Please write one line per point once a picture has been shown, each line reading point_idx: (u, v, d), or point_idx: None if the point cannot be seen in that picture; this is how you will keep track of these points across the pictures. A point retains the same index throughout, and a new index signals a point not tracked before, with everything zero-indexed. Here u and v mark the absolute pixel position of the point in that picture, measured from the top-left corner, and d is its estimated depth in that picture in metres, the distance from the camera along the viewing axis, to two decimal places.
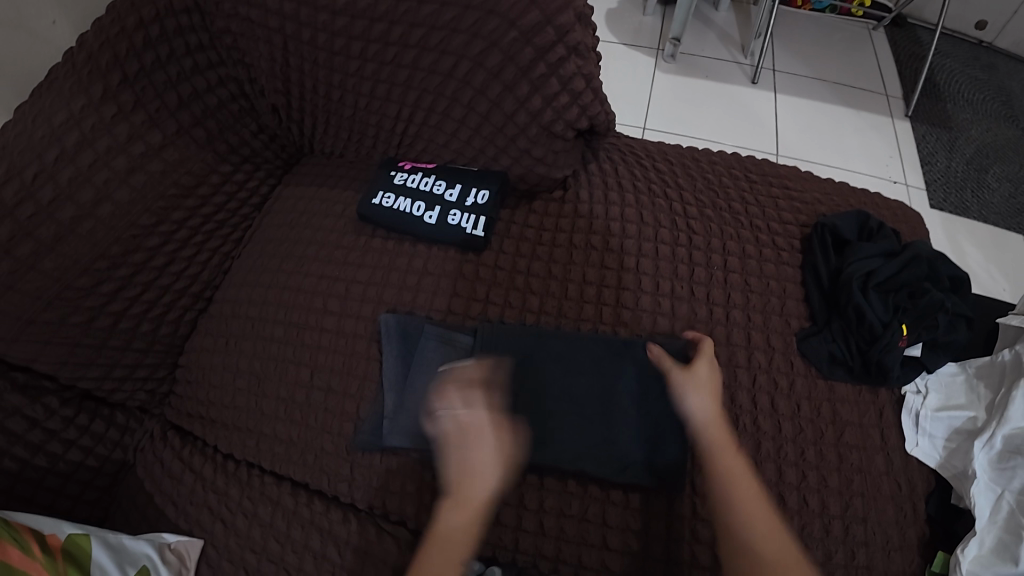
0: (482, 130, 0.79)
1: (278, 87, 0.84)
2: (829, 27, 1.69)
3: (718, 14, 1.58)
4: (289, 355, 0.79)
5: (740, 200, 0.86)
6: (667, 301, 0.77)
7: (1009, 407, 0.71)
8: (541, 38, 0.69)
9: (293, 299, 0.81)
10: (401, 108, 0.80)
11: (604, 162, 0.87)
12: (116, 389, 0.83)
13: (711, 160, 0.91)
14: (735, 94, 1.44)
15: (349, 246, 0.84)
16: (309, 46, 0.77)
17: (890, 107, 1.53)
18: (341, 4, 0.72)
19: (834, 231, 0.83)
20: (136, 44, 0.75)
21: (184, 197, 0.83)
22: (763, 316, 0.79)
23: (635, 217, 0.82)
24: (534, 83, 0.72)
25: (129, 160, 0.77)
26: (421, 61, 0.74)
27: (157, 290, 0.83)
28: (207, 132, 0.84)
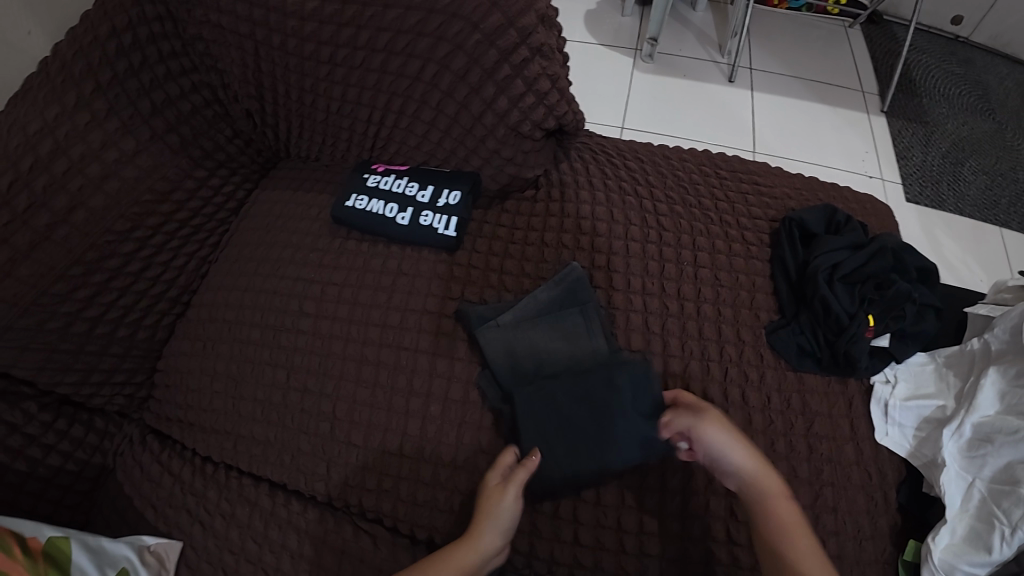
0: (452, 132, 0.80)
1: (251, 91, 0.85)
2: (806, 25, 1.71)
3: (696, 14, 1.60)
4: (266, 356, 0.80)
5: (711, 196, 0.87)
6: (639, 298, 0.78)
7: (978, 395, 0.72)
8: (504, 40, 0.70)
9: (269, 301, 0.82)
10: (372, 111, 0.81)
11: (575, 161, 0.88)
12: (94, 394, 0.83)
13: (683, 157, 0.93)
14: (713, 92, 1.45)
15: (324, 249, 0.85)
16: (279, 51, 0.78)
17: (867, 103, 1.55)
18: (308, 10, 0.73)
19: (801, 225, 0.84)
20: (109, 53, 0.76)
21: (159, 202, 0.82)
22: (732, 310, 0.80)
23: (607, 215, 0.83)
24: (499, 85, 0.73)
25: (103, 166, 0.77)
26: (389, 65, 0.75)
27: (133, 296, 0.83)
28: (181, 138, 0.85)
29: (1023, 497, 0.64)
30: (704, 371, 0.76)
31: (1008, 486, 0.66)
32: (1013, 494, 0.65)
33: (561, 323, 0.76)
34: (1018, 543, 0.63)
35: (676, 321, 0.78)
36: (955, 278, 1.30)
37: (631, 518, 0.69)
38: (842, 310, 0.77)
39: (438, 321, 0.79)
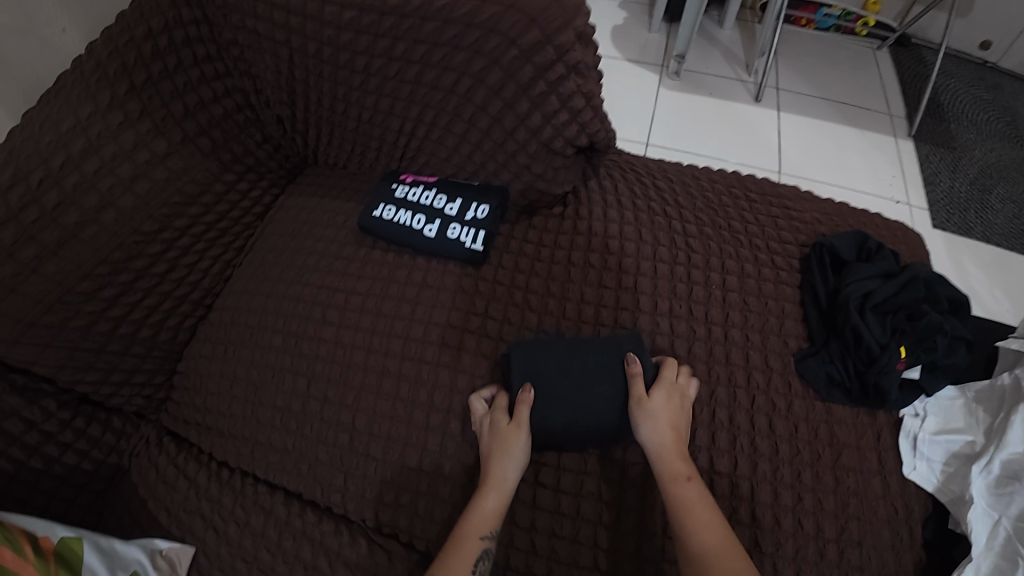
0: (482, 146, 0.79)
1: (283, 98, 0.85)
2: (834, 46, 1.70)
3: (723, 33, 1.59)
4: (286, 364, 0.79)
5: (740, 219, 0.86)
6: (666, 320, 0.77)
7: (1008, 431, 0.70)
8: (541, 56, 0.69)
9: (292, 308, 0.82)
10: (404, 122, 0.81)
11: (604, 178, 0.87)
12: (113, 393, 0.83)
13: (713, 177, 0.91)
14: (739, 111, 1.44)
15: (349, 257, 0.84)
16: (314, 59, 0.78)
17: (894, 126, 1.54)
18: (345, 20, 0.73)
19: (833, 252, 0.83)
20: (143, 54, 0.77)
21: (188, 205, 0.83)
22: (761, 335, 0.79)
23: (635, 234, 0.82)
24: (534, 101, 0.72)
25: (134, 167, 0.77)
26: (424, 76, 0.75)
27: (157, 297, 0.83)
28: (213, 141, 0.85)
29: None
30: (729, 397, 0.75)
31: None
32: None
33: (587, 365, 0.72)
34: None
35: (702, 345, 0.77)
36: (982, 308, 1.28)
37: (651, 546, 0.66)
38: (873, 340, 0.75)
39: (457, 336, 0.77)
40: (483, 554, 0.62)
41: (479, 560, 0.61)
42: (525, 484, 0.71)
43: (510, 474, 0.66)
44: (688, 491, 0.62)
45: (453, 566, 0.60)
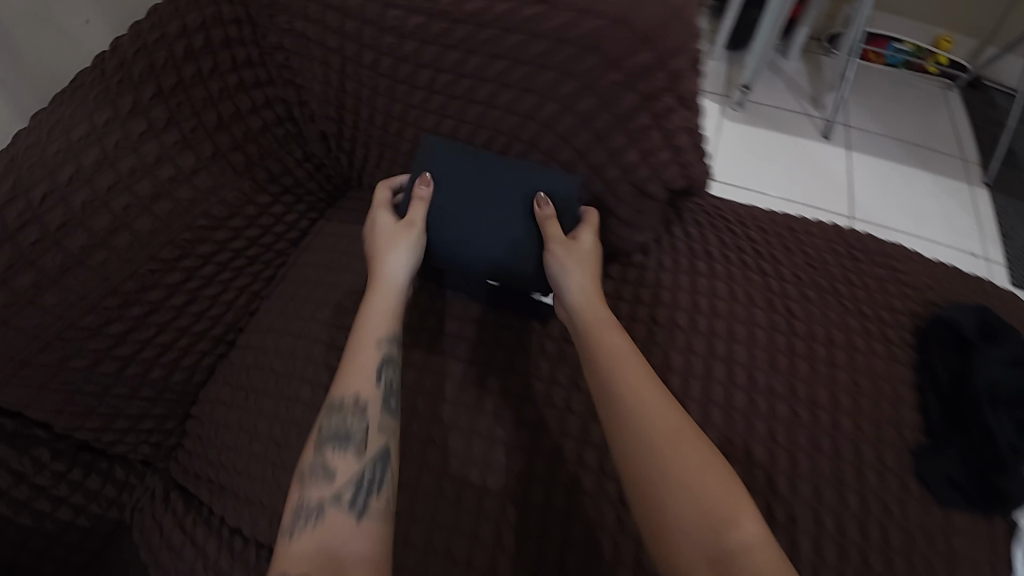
0: (560, 182, 0.67)
1: (330, 112, 0.75)
2: (902, 83, 1.59)
3: (788, 64, 1.49)
4: (315, 421, 0.68)
5: (844, 281, 0.75)
6: (764, 398, 0.66)
7: None
8: (646, 83, 0.57)
9: (326, 355, 0.71)
10: (468, 148, 0.70)
11: (690, 225, 0.76)
12: (117, 441, 0.72)
13: (811, 229, 0.80)
14: (807, 148, 1.33)
15: None
16: (370, 70, 0.68)
17: (968, 173, 1.42)
18: (411, 27, 0.63)
19: (954, 328, 0.69)
20: (176, 54, 0.67)
21: (214, 228, 0.72)
22: (874, 422, 0.68)
23: (727, 292, 0.71)
24: (631, 134, 0.60)
25: (155, 184, 0.67)
26: (498, 98, 0.64)
27: (174, 332, 0.72)
28: (247, 157, 0.74)
29: None
30: (840, 499, 0.63)
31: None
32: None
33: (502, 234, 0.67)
34: None
35: (808, 431, 0.66)
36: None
37: None
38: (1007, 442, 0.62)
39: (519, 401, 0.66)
40: (335, 414, 0.57)
41: (334, 449, 0.55)
42: None
43: (406, 265, 0.65)
44: (648, 424, 0.51)
45: (347, 380, 0.58)
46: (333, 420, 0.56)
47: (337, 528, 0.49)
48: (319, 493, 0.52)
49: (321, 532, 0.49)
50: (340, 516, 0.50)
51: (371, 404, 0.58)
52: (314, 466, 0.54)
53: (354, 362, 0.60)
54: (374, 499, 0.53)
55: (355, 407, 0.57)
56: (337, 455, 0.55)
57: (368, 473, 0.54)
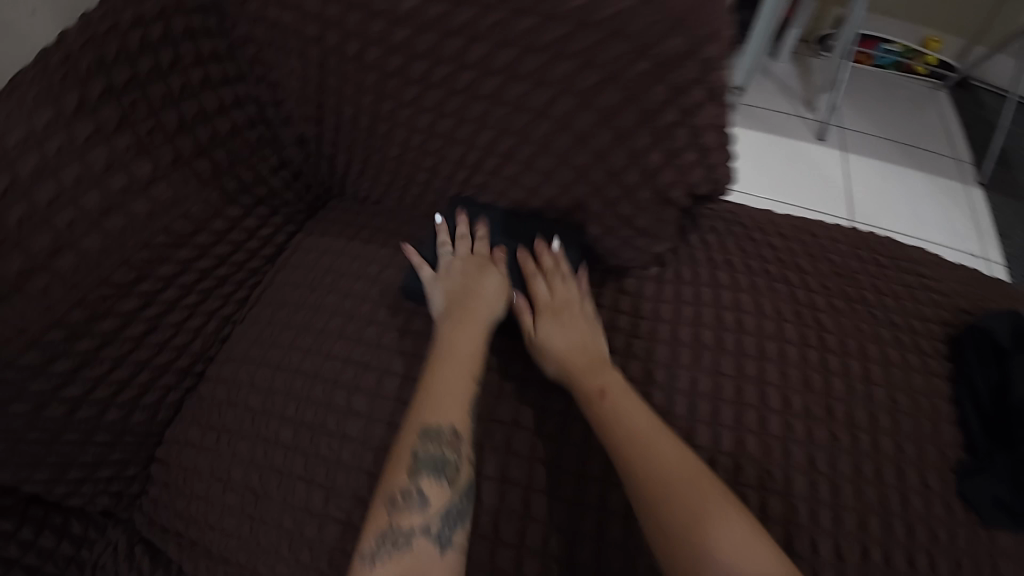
0: (574, 189, 0.60)
1: (309, 112, 0.67)
2: (891, 83, 1.57)
3: (777, 65, 1.46)
4: (299, 466, 0.60)
5: (874, 290, 0.70)
6: (801, 424, 0.59)
7: None
8: (679, 74, 0.50)
9: (310, 389, 0.63)
10: (467, 151, 0.62)
11: (707, 234, 0.71)
12: (73, 492, 0.62)
13: (833, 235, 0.75)
14: (804, 149, 1.30)
15: (384, 323, 0.66)
16: (355, 62, 0.60)
17: (962, 173, 1.41)
18: (405, 12, 0.55)
19: (989, 336, 0.63)
20: (131, 46, 0.57)
21: (177, 246, 0.63)
22: (915, 446, 0.60)
23: (753, 305, 0.65)
24: (658, 133, 0.54)
25: (104, 198, 0.57)
26: (504, 92, 0.56)
27: (134, 366, 0.63)
28: (214, 164, 0.65)
29: None
30: (888, 532, 0.55)
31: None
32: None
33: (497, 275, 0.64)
34: None
35: (850, 458, 0.58)
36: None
37: None
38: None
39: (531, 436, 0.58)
40: (432, 442, 0.49)
41: (429, 477, 0.48)
42: None
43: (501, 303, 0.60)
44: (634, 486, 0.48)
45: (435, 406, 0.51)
46: (429, 447, 0.49)
47: (426, 560, 0.44)
48: (414, 520, 0.46)
49: (409, 559, 0.44)
50: (428, 544, 0.45)
51: (465, 439, 0.51)
52: (406, 492, 0.47)
53: (450, 386, 0.52)
54: (459, 532, 0.48)
55: (453, 439, 0.50)
56: (431, 483, 0.48)
57: (455, 505, 0.48)
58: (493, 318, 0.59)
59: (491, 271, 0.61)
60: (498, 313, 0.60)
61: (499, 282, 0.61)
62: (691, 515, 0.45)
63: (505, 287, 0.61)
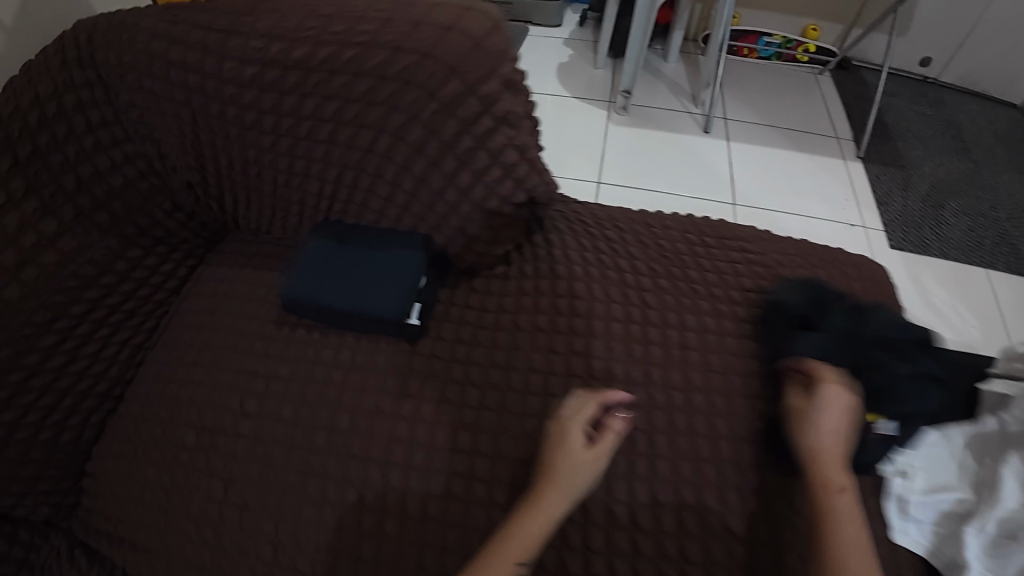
0: (410, 208, 0.73)
1: (190, 161, 0.77)
2: (778, 74, 1.76)
3: (669, 65, 1.69)
4: (201, 465, 0.69)
5: (695, 267, 0.80)
6: (620, 388, 0.69)
7: (1002, 489, 0.66)
8: (464, 110, 0.64)
9: (208, 399, 0.73)
10: (322, 185, 0.74)
11: (550, 233, 0.81)
12: (17, 504, 0.72)
13: (664, 224, 0.87)
14: (690, 144, 1.50)
15: (271, 336, 0.76)
16: (219, 119, 0.71)
17: (842, 149, 1.58)
18: (247, 77, 0.66)
19: (780, 308, 0.72)
20: (31, 125, 0.68)
21: (85, 287, 0.74)
22: (726, 399, 0.69)
23: (586, 291, 0.75)
24: (460, 158, 0.67)
25: (19, 253, 0.67)
26: (338, 135, 0.68)
27: (56, 393, 0.73)
28: (111, 215, 0.76)
29: None
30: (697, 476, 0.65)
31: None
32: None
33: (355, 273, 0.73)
34: None
35: (663, 413, 0.68)
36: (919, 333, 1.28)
37: None
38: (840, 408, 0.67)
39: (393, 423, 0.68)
40: None
41: None
42: None
43: (576, 493, 0.58)
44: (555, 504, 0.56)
45: None
46: None
47: None
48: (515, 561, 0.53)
49: None
50: None
51: None
52: None
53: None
54: None
55: None
56: None
57: None
58: (557, 517, 0.56)
59: (573, 430, 0.61)
60: (569, 506, 0.57)
61: (604, 443, 0.61)
62: (837, 511, 0.55)
63: (595, 466, 0.59)
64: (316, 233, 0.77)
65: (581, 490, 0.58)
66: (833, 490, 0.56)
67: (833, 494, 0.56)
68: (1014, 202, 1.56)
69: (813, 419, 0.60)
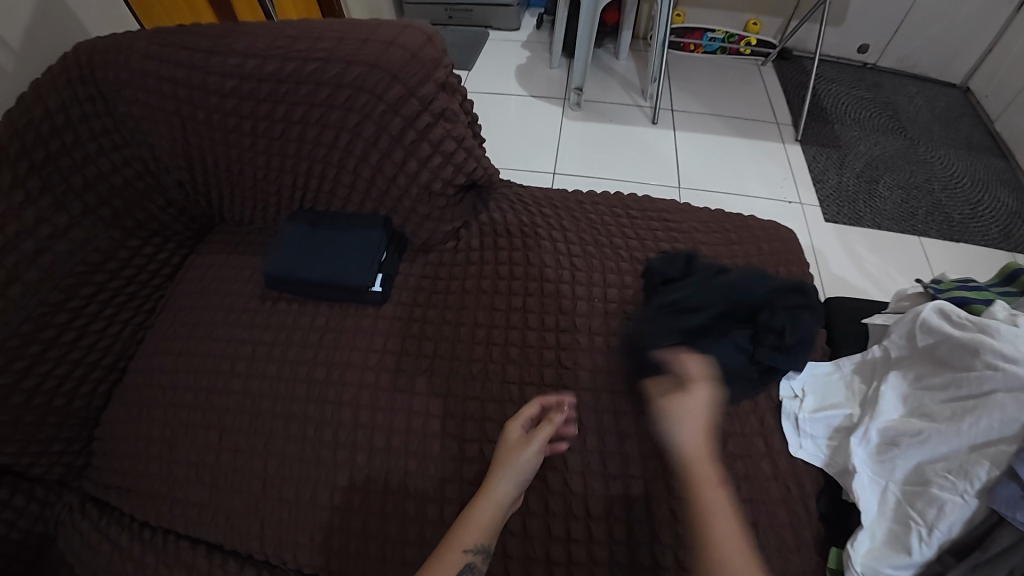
0: (371, 194, 0.86)
1: (181, 162, 0.89)
2: (722, 67, 1.91)
3: (620, 63, 1.83)
4: (198, 419, 0.81)
5: (621, 235, 0.94)
6: (552, 335, 0.81)
7: (879, 402, 0.78)
8: (407, 108, 0.77)
9: (202, 364, 0.84)
10: (296, 177, 0.86)
11: (495, 212, 0.95)
12: (34, 464, 0.84)
13: (595, 202, 1.01)
14: (640, 135, 1.64)
15: (255, 309, 0.88)
16: (205, 125, 0.83)
17: (781, 134, 1.72)
18: (228, 88, 0.78)
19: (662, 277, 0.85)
20: (42, 134, 0.79)
21: (92, 273, 0.86)
22: None
23: (525, 258, 0.88)
24: (408, 149, 0.80)
25: (38, 242, 0.79)
26: (306, 135, 0.80)
27: (69, 365, 0.86)
28: (114, 211, 0.88)
29: (931, 496, 0.67)
30: (618, 403, 0.77)
31: (918, 487, 0.70)
32: (925, 495, 0.68)
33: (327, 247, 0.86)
34: (936, 542, 0.66)
35: (586, 354, 0.80)
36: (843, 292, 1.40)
37: (558, 549, 0.69)
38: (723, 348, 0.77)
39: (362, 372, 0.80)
40: None
41: None
42: (433, 504, 0.72)
43: (510, 487, 0.63)
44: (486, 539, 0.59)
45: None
46: None
47: None
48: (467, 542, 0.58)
49: None
50: None
51: None
52: None
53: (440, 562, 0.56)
54: None
55: None
56: None
57: None
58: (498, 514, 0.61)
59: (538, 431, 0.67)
60: (511, 494, 0.63)
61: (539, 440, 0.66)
62: (707, 512, 0.55)
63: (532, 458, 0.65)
64: (293, 219, 0.90)
65: (509, 487, 0.63)
66: (700, 488, 0.57)
67: (699, 491, 0.57)
68: (945, 174, 1.69)
69: (673, 410, 0.61)
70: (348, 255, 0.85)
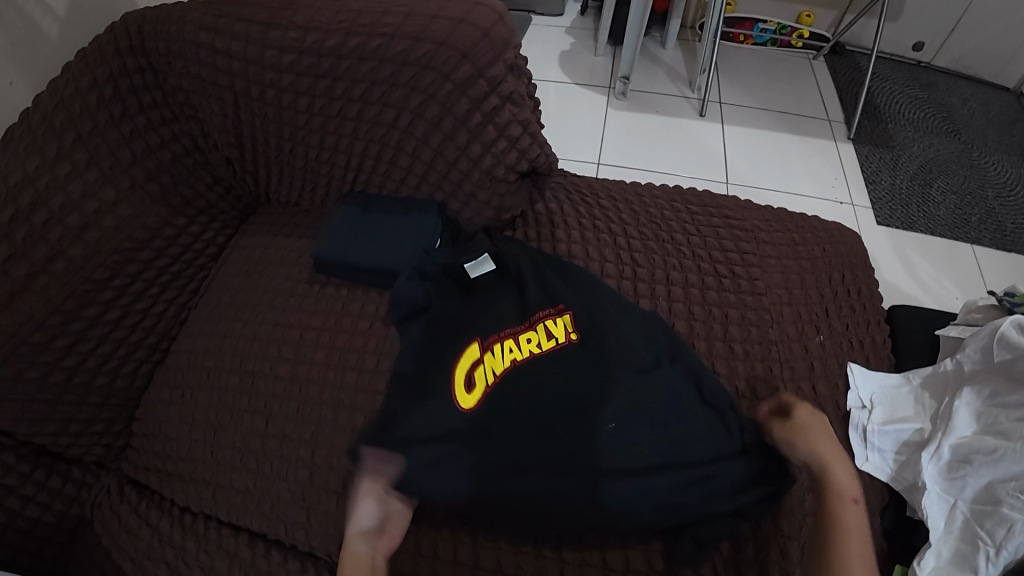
0: (428, 177, 0.84)
1: (230, 140, 0.87)
2: (773, 60, 1.84)
3: (666, 53, 1.78)
4: (244, 404, 0.79)
5: (682, 231, 0.90)
6: None
7: (953, 417, 0.73)
8: (474, 90, 0.74)
9: (247, 347, 0.82)
10: (350, 158, 0.84)
11: (550, 201, 0.92)
12: (72, 443, 0.83)
13: (654, 195, 0.97)
14: (687, 127, 1.58)
15: (303, 294, 0.86)
16: (258, 101, 0.80)
17: (833, 131, 1.65)
18: (286, 63, 0.75)
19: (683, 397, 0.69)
20: (90, 104, 0.77)
21: (139, 250, 0.84)
22: (705, 344, 0.80)
23: (582, 253, 0.86)
24: (472, 131, 0.77)
25: (82, 217, 0.77)
26: (365, 114, 0.78)
27: (112, 343, 0.84)
28: (161, 186, 0.86)
29: (1005, 516, 0.63)
30: None
31: (988, 507, 0.65)
32: (996, 515, 0.64)
33: (380, 231, 0.83)
34: (1004, 563, 0.62)
35: None
36: (896, 296, 1.35)
37: (616, 557, 0.67)
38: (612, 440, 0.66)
39: (400, 362, 0.75)
40: None
41: None
42: None
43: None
44: (854, 515, 0.57)
45: None
46: None
47: None
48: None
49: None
50: None
51: None
52: None
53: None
54: None
55: None
56: None
57: None
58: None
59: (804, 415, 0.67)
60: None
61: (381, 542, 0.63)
62: (840, 519, 0.57)
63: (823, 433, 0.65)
64: (342, 202, 0.87)
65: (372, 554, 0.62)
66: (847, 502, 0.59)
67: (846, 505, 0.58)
68: (1001, 181, 1.61)
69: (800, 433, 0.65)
70: (404, 240, 0.82)
